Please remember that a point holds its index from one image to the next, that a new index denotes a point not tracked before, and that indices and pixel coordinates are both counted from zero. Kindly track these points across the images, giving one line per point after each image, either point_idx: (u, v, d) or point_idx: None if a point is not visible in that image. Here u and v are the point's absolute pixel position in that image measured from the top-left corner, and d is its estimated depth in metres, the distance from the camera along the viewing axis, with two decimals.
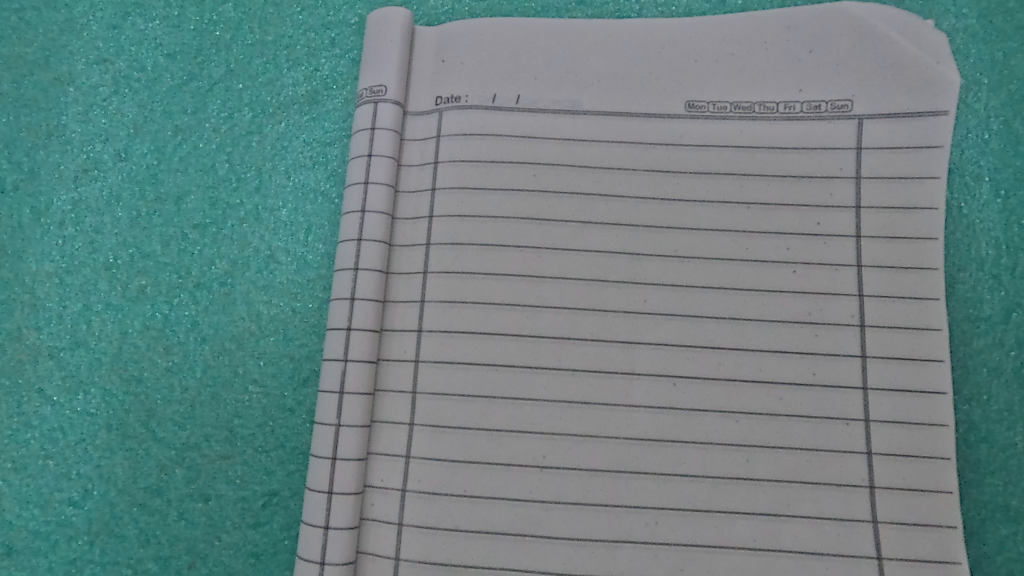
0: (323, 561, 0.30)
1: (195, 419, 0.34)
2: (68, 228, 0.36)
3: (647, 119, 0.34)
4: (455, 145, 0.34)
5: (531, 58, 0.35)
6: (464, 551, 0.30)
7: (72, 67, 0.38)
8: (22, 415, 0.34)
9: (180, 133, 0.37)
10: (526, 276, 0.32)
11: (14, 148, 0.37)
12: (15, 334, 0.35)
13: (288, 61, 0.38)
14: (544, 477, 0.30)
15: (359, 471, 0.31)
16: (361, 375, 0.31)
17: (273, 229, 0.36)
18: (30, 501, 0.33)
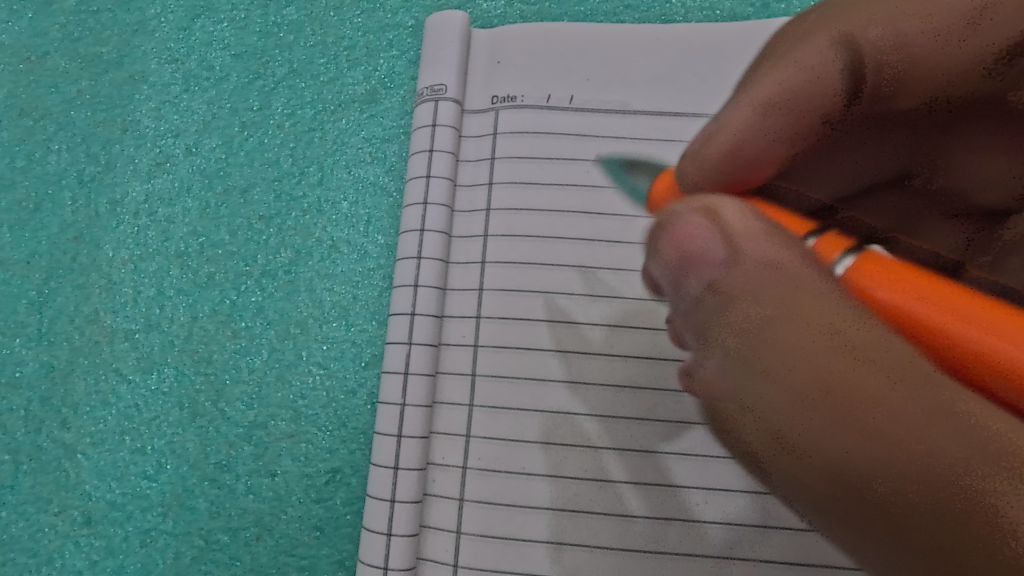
0: (389, 532, 0.32)
1: (262, 399, 0.36)
2: (142, 218, 0.38)
3: (694, 118, 0.35)
4: (511, 142, 0.36)
5: (582, 60, 0.37)
6: (521, 526, 0.32)
7: (145, 66, 0.40)
8: (100, 393, 0.36)
9: (245, 128, 0.39)
10: (579, 266, 0.34)
11: (91, 141, 0.39)
12: (93, 316, 0.37)
13: (348, 61, 0.40)
14: (598, 458, 0.32)
15: (423, 448, 0.32)
16: (424, 358, 0.33)
17: (334, 220, 0.38)
18: (108, 475, 0.35)
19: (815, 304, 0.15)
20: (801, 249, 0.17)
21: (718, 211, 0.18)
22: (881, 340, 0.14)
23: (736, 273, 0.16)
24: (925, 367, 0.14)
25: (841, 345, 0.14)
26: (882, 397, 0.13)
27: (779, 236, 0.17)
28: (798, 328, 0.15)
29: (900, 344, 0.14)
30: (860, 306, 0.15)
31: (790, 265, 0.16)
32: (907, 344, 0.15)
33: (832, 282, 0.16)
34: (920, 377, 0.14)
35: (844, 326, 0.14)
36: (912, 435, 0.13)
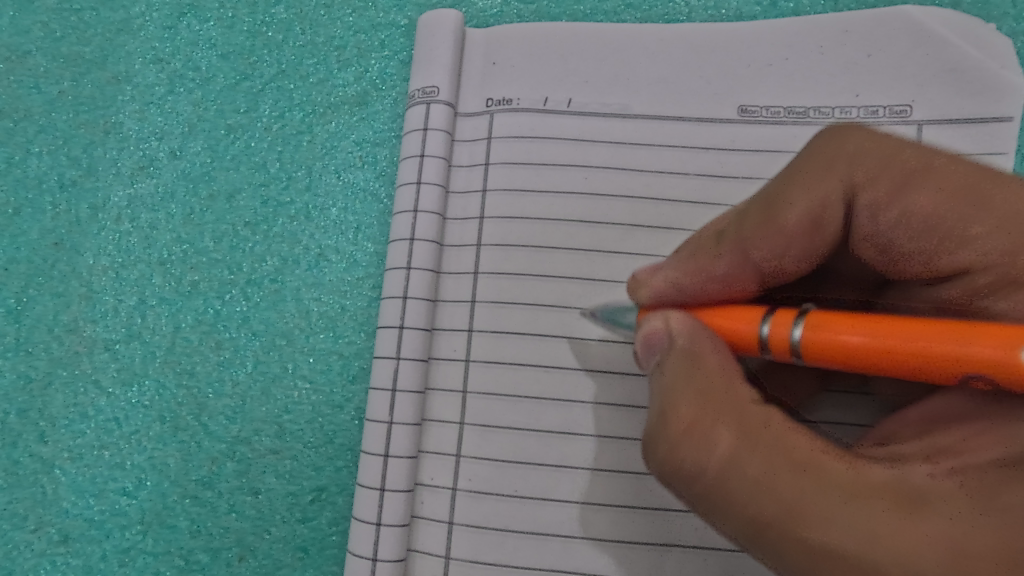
0: (375, 557, 0.30)
1: (246, 413, 0.34)
2: (124, 224, 0.37)
3: (698, 123, 0.34)
4: (506, 148, 0.34)
5: (581, 62, 0.35)
6: (513, 550, 0.30)
7: (129, 66, 0.39)
8: (78, 406, 0.35)
9: (232, 131, 0.38)
10: (576, 278, 0.32)
11: (73, 144, 0.38)
12: (72, 326, 0.35)
13: (339, 62, 0.38)
14: (594, 479, 0.31)
15: (410, 468, 0.31)
16: (413, 374, 0.32)
17: (323, 227, 0.36)
18: (85, 491, 0.34)
19: (754, 474, 0.22)
20: (743, 412, 0.23)
21: (702, 360, 0.25)
22: (800, 489, 0.21)
23: (693, 447, 0.23)
24: (832, 500, 0.21)
25: (776, 504, 0.22)
26: (808, 540, 0.21)
27: (722, 405, 0.24)
28: (746, 490, 0.22)
29: (812, 485, 0.21)
30: (785, 455, 0.22)
31: (736, 436, 0.23)
32: (824, 474, 0.22)
33: (765, 436, 0.23)
34: (820, 514, 0.21)
35: (776, 485, 0.22)
36: (832, 561, 0.21)
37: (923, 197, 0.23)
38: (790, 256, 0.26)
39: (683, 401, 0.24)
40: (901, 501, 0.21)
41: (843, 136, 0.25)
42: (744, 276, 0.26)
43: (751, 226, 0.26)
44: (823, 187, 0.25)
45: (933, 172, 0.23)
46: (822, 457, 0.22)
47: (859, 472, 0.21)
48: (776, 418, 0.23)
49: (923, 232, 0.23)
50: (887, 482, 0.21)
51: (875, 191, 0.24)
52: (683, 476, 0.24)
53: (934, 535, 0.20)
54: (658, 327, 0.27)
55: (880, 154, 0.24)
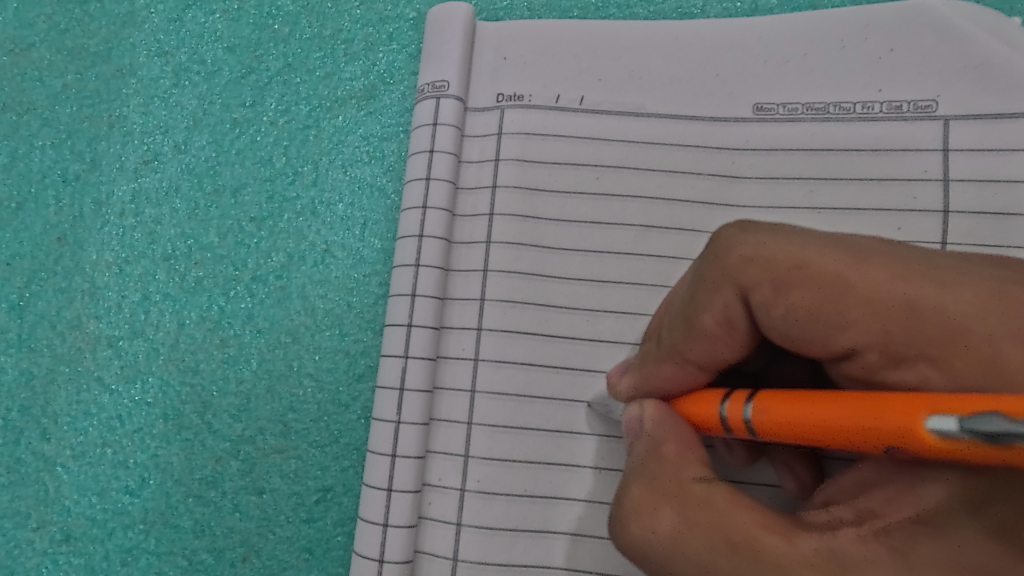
0: (382, 559, 0.30)
1: (250, 412, 0.34)
2: (128, 219, 0.36)
3: (713, 119, 0.33)
4: (517, 144, 0.34)
5: (594, 57, 0.34)
6: (523, 553, 0.30)
7: (134, 59, 0.38)
8: (81, 403, 0.34)
9: (237, 126, 0.37)
10: (586, 280, 0.32)
11: (77, 137, 0.37)
12: (75, 322, 0.35)
13: (346, 55, 0.38)
14: (605, 481, 0.30)
15: (419, 468, 0.30)
16: (422, 372, 0.31)
17: (329, 224, 0.36)
18: (88, 490, 0.33)
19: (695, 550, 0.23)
20: (685, 489, 0.24)
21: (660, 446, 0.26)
22: (738, 566, 0.22)
23: (639, 526, 0.24)
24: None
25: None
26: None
27: (665, 485, 0.24)
28: (690, 568, 0.23)
29: (748, 563, 0.22)
30: (722, 532, 0.23)
31: (678, 515, 0.23)
32: (760, 551, 0.22)
33: (704, 514, 0.23)
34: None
35: (715, 563, 0.22)
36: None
37: (806, 296, 0.23)
38: (721, 355, 0.26)
39: (635, 482, 0.25)
40: (835, 575, 0.21)
41: (728, 243, 0.24)
42: (688, 374, 0.27)
43: (675, 334, 0.26)
44: (720, 299, 0.24)
45: (809, 270, 0.23)
46: (760, 533, 0.22)
47: (795, 546, 0.22)
48: (717, 494, 0.24)
49: (812, 326, 0.23)
50: (822, 555, 0.22)
51: (762, 294, 0.23)
52: (633, 553, 0.24)
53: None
54: (630, 417, 0.28)
55: (761, 258, 0.23)
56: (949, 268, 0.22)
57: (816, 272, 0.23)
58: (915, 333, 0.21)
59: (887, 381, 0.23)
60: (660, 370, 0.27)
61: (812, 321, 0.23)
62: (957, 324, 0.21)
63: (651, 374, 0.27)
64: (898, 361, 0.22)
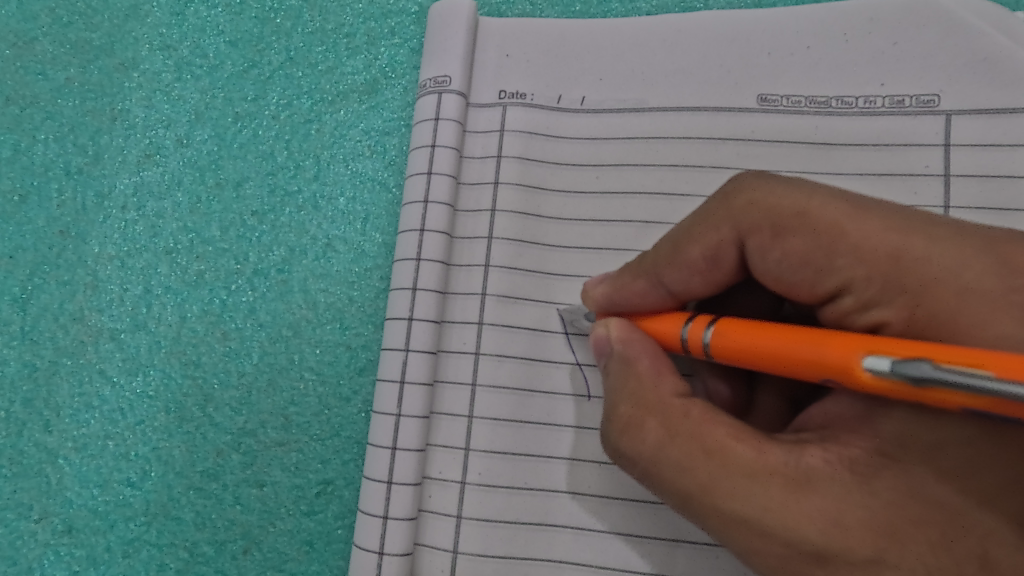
0: (382, 551, 0.30)
1: (252, 405, 0.34)
2: (131, 212, 0.36)
3: (716, 114, 0.33)
4: (519, 139, 0.34)
5: (597, 51, 0.34)
6: (522, 545, 0.30)
7: (137, 53, 0.38)
8: (84, 395, 0.34)
9: (240, 119, 0.37)
10: (586, 276, 0.32)
11: (80, 131, 0.37)
12: (78, 315, 0.35)
13: (348, 49, 0.38)
14: (604, 474, 0.30)
15: (419, 461, 0.31)
16: (423, 366, 0.31)
17: (330, 217, 0.36)
18: (90, 481, 0.33)
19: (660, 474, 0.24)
20: (666, 403, 0.25)
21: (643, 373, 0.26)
22: (710, 470, 0.23)
23: (626, 437, 0.25)
24: (737, 479, 0.22)
25: (690, 484, 0.23)
26: (719, 512, 0.22)
27: (648, 398, 0.25)
28: (667, 473, 0.24)
29: (720, 468, 0.22)
30: (698, 441, 0.23)
31: (660, 424, 0.24)
32: (732, 458, 0.22)
33: (684, 424, 0.24)
34: (727, 491, 0.22)
35: (691, 468, 0.23)
36: (738, 533, 0.22)
37: (798, 236, 0.24)
38: (695, 287, 0.27)
39: (619, 398, 0.26)
40: (801, 481, 0.22)
41: (744, 187, 0.25)
42: (660, 301, 0.28)
43: (660, 257, 0.27)
44: (718, 235, 0.25)
45: (814, 216, 0.23)
46: (733, 442, 0.23)
47: (765, 455, 0.22)
48: (695, 408, 0.24)
49: (801, 270, 0.24)
50: (790, 463, 0.22)
51: (762, 235, 0.24)
52: (621, 458, 0.26)
53: (826, 511, 0.21)
54: (597, 336, 0.28)
55: (766, 202, 0.24)
56: (944, 228, 0.22)
57: (812, 215, 0.23)
58: (897, 280, 0.22)
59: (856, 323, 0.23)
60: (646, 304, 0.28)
61: (799, 262, 0.24)
62: (938, 280, 0.22)
63: (623, 291, 0.29)
64: (871, 304, 0.23)
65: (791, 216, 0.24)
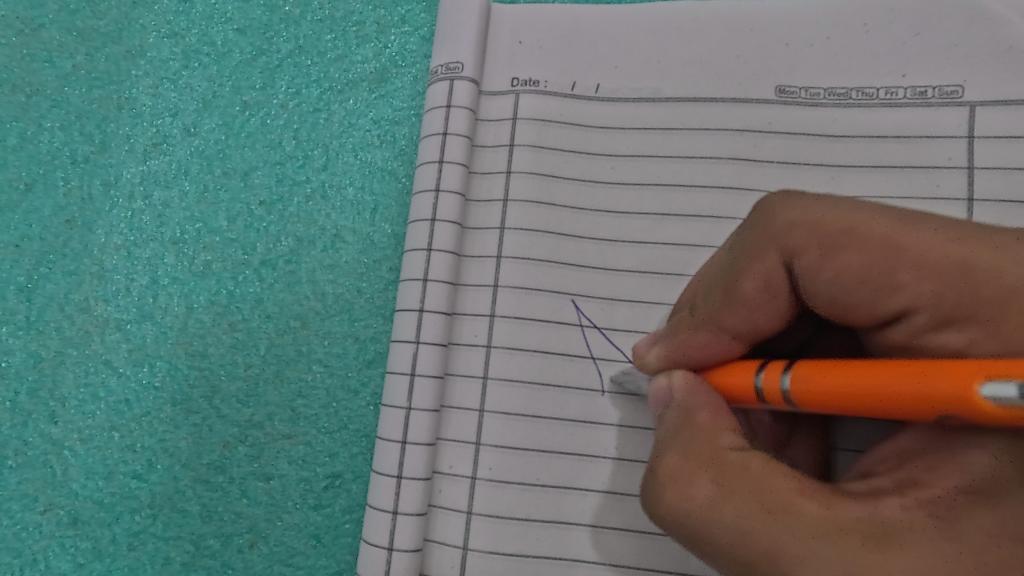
0: (392, 546, 0.29)
1: (259, 397, 0.33)
2: (138, 201, 0.36)
3: (733, 104, 0.32)
4: (532, 129, 0.33)
5: (612, 40, 0.34)
6: (533, 542, 0.29)
7: (144, 40, 0.38)
8: (90, 386, 0.34)
9: (248, 108, 0.37)
10: (601, 269, 0.31)
11: (86, 119, 0.37)
12: (84, 305, 0.35)
13: (357, 38, 0.37)
14: (618, 471, 0.30)
15: (429, 455, 0.30)
16: (433, 359, 0.30)
17: (339, 208, 0.35)
18: (96, 473, 0.33)
19: (717, 536, 0.23)
20: (722, 458, 0.24)
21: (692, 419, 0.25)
22: (778, 531, 0.22)
23: (671, 495, 0.24)
24: (810, 541, 0.21)
25: (755, 549, 0.22)
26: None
27: (699, 452, 0.24)
28: (727, 536, 0.23)
29: (790, 529, 0.22)
30: (761, 498, 0.23)
31: (714, 482, 0.23)
32: (800, 516, 0.22)
33: (743, 481, 0.23)
34: (800, 554, 0.21)
35: (753, 529, 0.22)
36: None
37: (852, 254, 0.23)
38: (760, 324, 0.26)
39: (667, 449, 0.25)
40: (877, 538, 0.21)
41: (772, 211, 0.25)
42: (727, 346, 0.27)
43: (713, 304, 0.26)
44: (764, 263, 0.25)
45: (860, 232, 0.23)
46: (799, 497, 0.22)
47: (835, 510, 0.22)
48: (755, 460, 0.23)
49: (859, 290, 0.23)
50: (864, 518, 0.22)
51: (809, 257, 0.24)
52: (667, 523, 0.24)
53: (911, 570, 0.21)
54: (658, 389, 0.27)
55: (809, 223, 0.24)
56: (1001, 232, 0.22)
57: (861, 231, 0.23)
58: (966, 288, 0.22)
59: (928, 342, 0.23)
60: (698, 340, 0.27)
61: (857, 282, 0.23)
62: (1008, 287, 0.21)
63: (679, 346, 0.27)
64: (945, 321, 0.22)
65: (842, 234, 0.23)
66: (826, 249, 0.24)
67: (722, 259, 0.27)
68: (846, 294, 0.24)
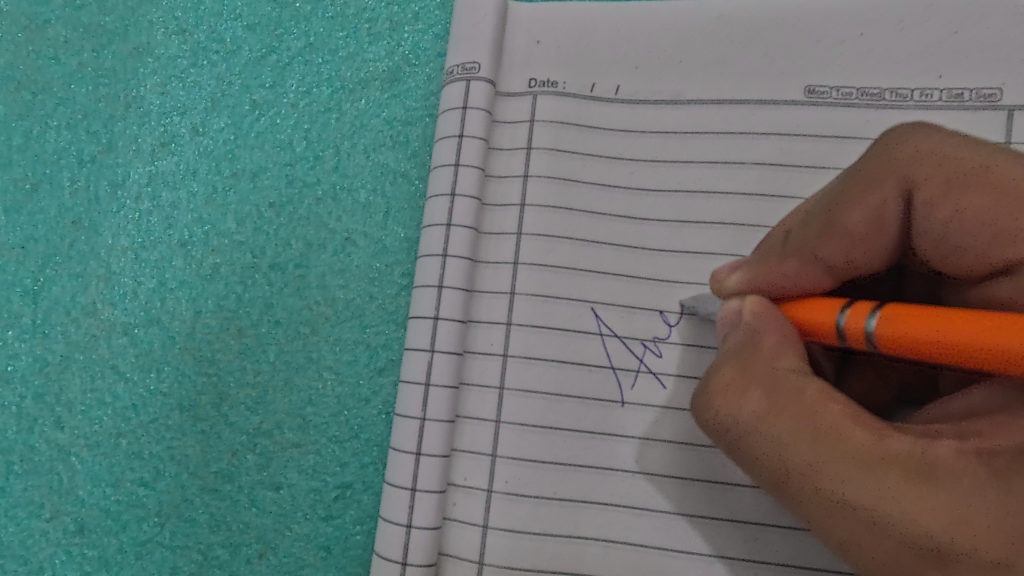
0: (405, 561, 0.29)
1: (268, 405, 0.33)
2: (145, 203, 0.35)
3: (759, 106, 0.31)
4: (550, 131, 0.32)
5: (633, 40, 0.33)
6: (550, 557, 0.29)
7: (151, 37, 0.37)
8: (96, 392, 0.33)
9: (257, 108, 0.36)
10: (621, 276, 0.30)
11: (93, 118, 0.36)
12: (90, 309, 0.34)
13: (369, 35, 0.36)
14: (637, 484, 0.29)
15: (443, 467, 0.29)
16: (448, 369, 0.30)
17: (350, 210, 0.34)
18: (102, 480, 0.32)
19: (758, 449, 0.23)
20: (780, 378, 0.23)
21: (757, 335, 0.24)
22: (818, 451, 0.21)
23: (722, 407, 0.24)
24: (849, 466, 0.21)
25: (793, 465, 0.22)
26: (824, 497, 0.21)
27: (759, 369, 0.24)
28: (766, 449, 0.23)
29: (832, 452, 0.21)
30: (809, 420, 0.22)
31: (766, 398, 0.23)
32: (846, 441, 0.21)
33: (794, 400, 0.22)
34: (838, 477, 0.21)
35: (795, 447, 0.22)
36: (843, 520, 0.21)
37: (978, 193, 0.22)
38: (859, 260, 0.24)
39: (727, 366, 0.24)
40: (923, 473, 0.20)
41: (901, 140, 0.24)
42: (813, 278, 0.25)
43: (813, 231, 0.25)
44: (878, 194, 0.23)
45: (995, 174, 0.22)
46: (850, 426, 0.21)
47: (884, 440, 0.21)
48: (811, 386, 0.22)
49: (977, 232, 0.22)
50: (912, 452, 0.21)
51: (933, 191, 0.22)
52: (711, 430, 0.24)
53: (949, 504, 0.20)
54: (728, 311, 0.26)
55: (938, 154, 0.23)
56: None
57: (990, 173, 0.22)
58: None
59: None
60: (777, 269, 0.26)
61: (977, 224, 0.22)
62: None
63: (765, 272, 0.26)
64: None
65: (970, 172, 0.22)
66: (949, 185, 0.22)
67: (826, 190, 0.25)
68: (961, 237, 0.22)
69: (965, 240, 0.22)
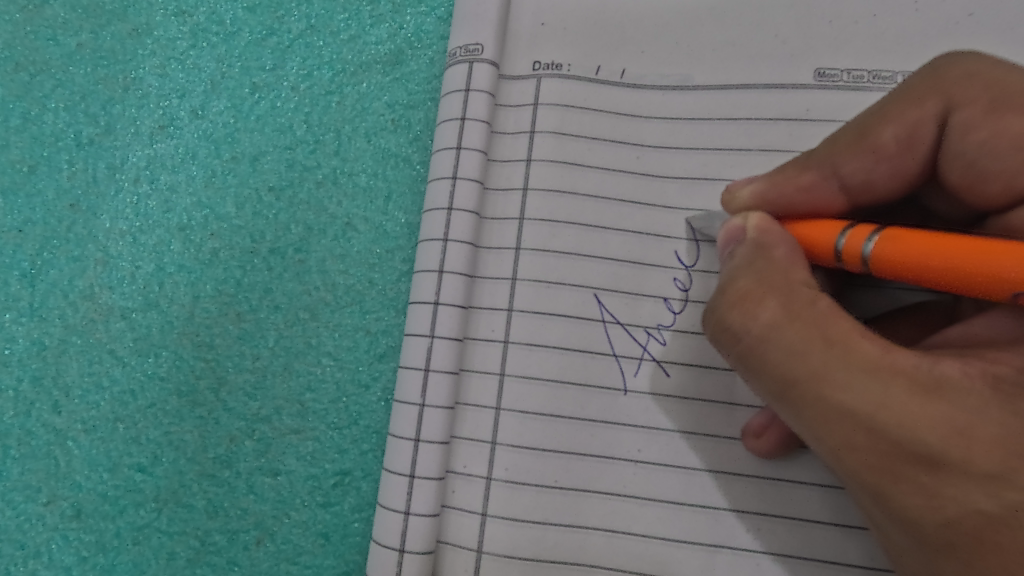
0: (404, 548, 0.28)
1: (266, 390, 0.32)
2: (143, 185, 0.35)
3: (767, 90, 0.30)
4: (554, 115, 0.31)
5: (640, 23, 0.32)
6: (551, 546, 0.28)
7: (150, 18, 0.36)
8: (93, 375, 0.33)
9: (257, 90, 0.35)
10: (625, 262, 0.30)
11: (91, 100, 0.35)
12: (88, 292, 0.34)
13: (372, 17, 0.36)
14: (640, 473, 0.28)
15: (443, 454, 0.29)
16: (449, 354, 0.29)
17: (351, 194, 0.34)
18: (99, 465, 0.32)
19: (765, 357, 0.22)
20: (793, 287, 0.22)
21: (770, 249, 0.24)
22: (826, 357, 0.21)
23: (734, 313, 0.23)
24: (854, 373, 0.20)
25: (798, 371, 0.21)
26: (825, 403, 0.20)
27: (772, 278, 0.23)
28: (774, 354, 0.22)
29: (840, 357, 0.20)
30: (818, 328, 0.21)
31: (781, 305, 0.22)
32: (856, 351, 0.20)
33: (806, 310, 0.22)
34: (842, 383, 0.20)
35: (803, 354, 0.21)
36: (840, 426, 0.20)
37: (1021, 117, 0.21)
38: (878, 178, 0.24)
39: (740, 274, 0.23)
40: (928, 385, 0.19)
41: (953, 60, 0.23)
42: (828, 194, 0.25)
43: (840, 144, 0.25)
44: (917, 110, 0.23)
45: None
46: (859, 336, 0.21)
47: (893, 354, 0.20)
48: (822, 299, 0.22)
49: (1008, 155, 0.22)
50: (921, 368, 0.20)
51: (973, 111, 0.22)
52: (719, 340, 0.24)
53: (951, 418, 0.19)
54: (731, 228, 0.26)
55: (986, 76, 0.22)
56: None
57: None
58: None
59: None
60: (797, 180, 0.25)
61: (1011, 150, 0.21)
62: None
63: (782, 183, 0.26)
64: None
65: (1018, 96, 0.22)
66: (992, 108, 0.22)
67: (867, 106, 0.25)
68: (989, 164, 0.22)
69: (995, 165, 0.22)
